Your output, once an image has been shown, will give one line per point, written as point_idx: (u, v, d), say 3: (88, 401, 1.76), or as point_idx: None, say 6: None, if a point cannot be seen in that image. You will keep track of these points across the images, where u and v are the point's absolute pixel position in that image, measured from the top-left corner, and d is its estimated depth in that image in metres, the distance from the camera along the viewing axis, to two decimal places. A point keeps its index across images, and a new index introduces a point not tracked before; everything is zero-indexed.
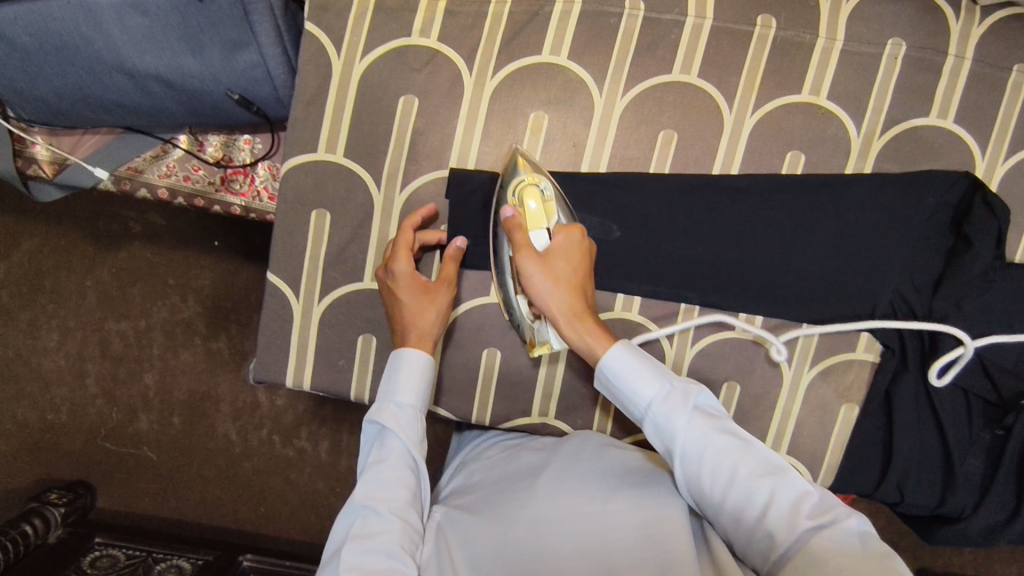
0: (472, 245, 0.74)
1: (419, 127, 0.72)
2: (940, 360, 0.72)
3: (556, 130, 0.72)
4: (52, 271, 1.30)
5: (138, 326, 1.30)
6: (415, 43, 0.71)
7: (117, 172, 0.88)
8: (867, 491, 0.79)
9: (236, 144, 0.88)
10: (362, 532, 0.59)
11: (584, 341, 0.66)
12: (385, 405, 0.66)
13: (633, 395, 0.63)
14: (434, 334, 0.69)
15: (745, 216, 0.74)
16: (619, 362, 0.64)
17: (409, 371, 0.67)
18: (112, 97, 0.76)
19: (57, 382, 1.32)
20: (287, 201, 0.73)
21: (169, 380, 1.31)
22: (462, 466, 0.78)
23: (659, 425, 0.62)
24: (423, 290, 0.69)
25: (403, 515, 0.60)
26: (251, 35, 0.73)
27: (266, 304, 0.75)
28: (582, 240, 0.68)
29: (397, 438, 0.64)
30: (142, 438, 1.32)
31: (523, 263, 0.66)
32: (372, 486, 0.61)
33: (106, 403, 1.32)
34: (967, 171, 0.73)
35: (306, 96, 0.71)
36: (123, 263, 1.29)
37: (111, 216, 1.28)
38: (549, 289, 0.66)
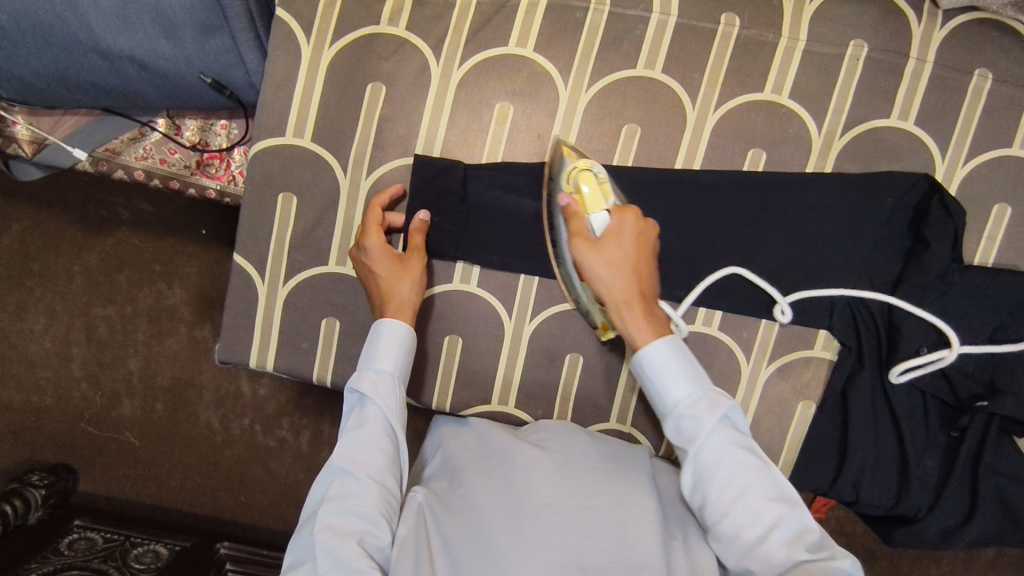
0: (437, 232, 0.75)
1: (386, 114, 0.73)
2: (905, 362, 0.73)
3: (521, 121, 0.73)
4: (37, 254, 1.31)
5: (121, 310, 1.31)
6: (383, 31, 0.72)
7: (95, 153, 0.90)
8: (824, 488, 0.80)
9: (212, 129, 0.89)
10: (338, 494, 0.64)
11: (629, 331, 0.66)
12: (364, 373, 0.69)
13: (665, 392, 0.64)
14: (412, 304, 0.71)
15: (706, 212, 0.75)
16: (661, 355, 0.64)
17: (389, 341, 0.70)
18: (87, 78, 0.78)
19: (40, 364, 1.33)
20: (254, 183, 0.74)
21: (149, 365, 1.32)
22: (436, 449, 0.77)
23: (682, 426, 0.63)
24: (395, 261, 0.71)
25: (379, 478, 0.65)
26: (224, 21, 0.74)
27: (232, 285, 0.76)
28: (636, 223, 0.67)
29: (375, 405, 0.68)
30: (121, 422, 1.33)
31: (574, 249, 0.67)
32: (350, 450, 0.65)
33: (86, 386, 1.33)
34: (927, 173, 0.74)
35: (276, 81, 0.72)
36: (107, 247, 1.30)
37: (96, 200, 1.29)
38: (605, 273, 0.66)
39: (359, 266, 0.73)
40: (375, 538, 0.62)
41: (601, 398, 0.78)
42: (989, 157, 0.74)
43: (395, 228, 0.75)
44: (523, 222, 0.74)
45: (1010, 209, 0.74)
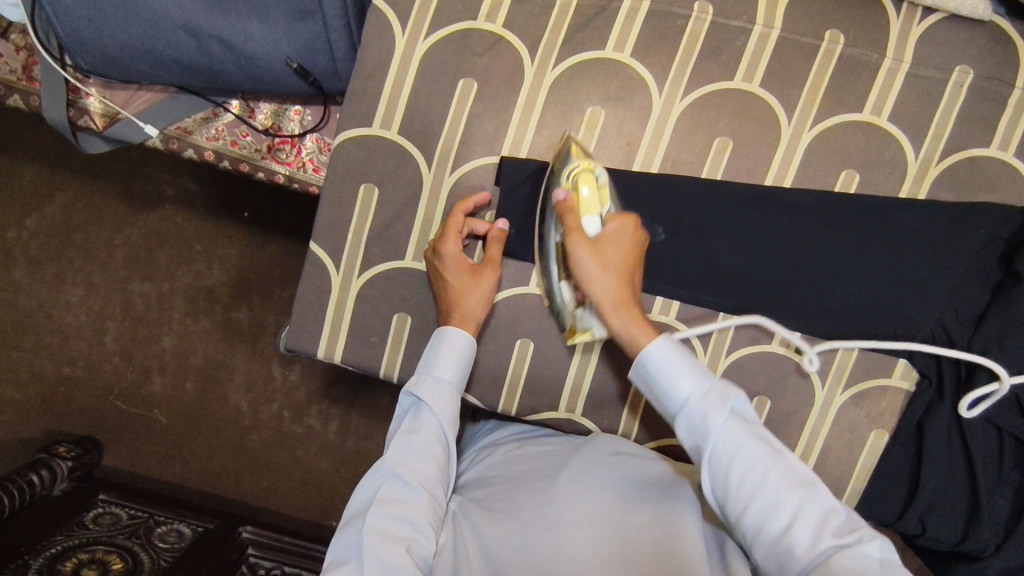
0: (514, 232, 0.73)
1: (475, 111, 0.72)
2: (970, 394, 0.71)
3: (612, 127, 0.72)
4: (82, 226, 1.31)
5: (161, 288, 1.31)
6: (480, 27, 0.70)
7: (166, 131, 0.89)
8: (890, 521, 0.78)
9: (286, 114, 0.88)
10: (386, 498, 0.63)
11: (625, 333, 0.65)
12: (423, 378, 0.69)
13: (670, 390, 0.62)
14: (478, 316, 0.71)
15: (794, 231, 0.73)
16: (660, 355, 0.63)
17: (450, 351, 0.69)
18: (170, 55, 0.77)
19: (75, 337, 1.33)
20: (336, 173, 0.73)
21: (186, 345, 1.31)
22: (485, 459, 0.76)
23: (693, 423, 0.61)
24: (469, 271, 0.70)
25: (429, 488, 0.64)
26: (317, 6, 0.74)
27: (305, 274, 0.75)
28: (635, 229, 0.68)
29: (432, 413, 0.67)
30: (153, 400, 1.33)
31: (573, 247, 0.66)
32: (403, 455, 0.65)
33: (121, 361, 1.33)
34: (1023, 206, 0.72)
35: (366, 70, 0.71)
36: (154, 224, 1.30)
37: (147, 176, 1.29)
38: (599, 275, 0.65)
39: (431, 272, 0.72)
40: (420, 547, 0.61)
41: None
42: None
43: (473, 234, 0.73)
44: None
45: None
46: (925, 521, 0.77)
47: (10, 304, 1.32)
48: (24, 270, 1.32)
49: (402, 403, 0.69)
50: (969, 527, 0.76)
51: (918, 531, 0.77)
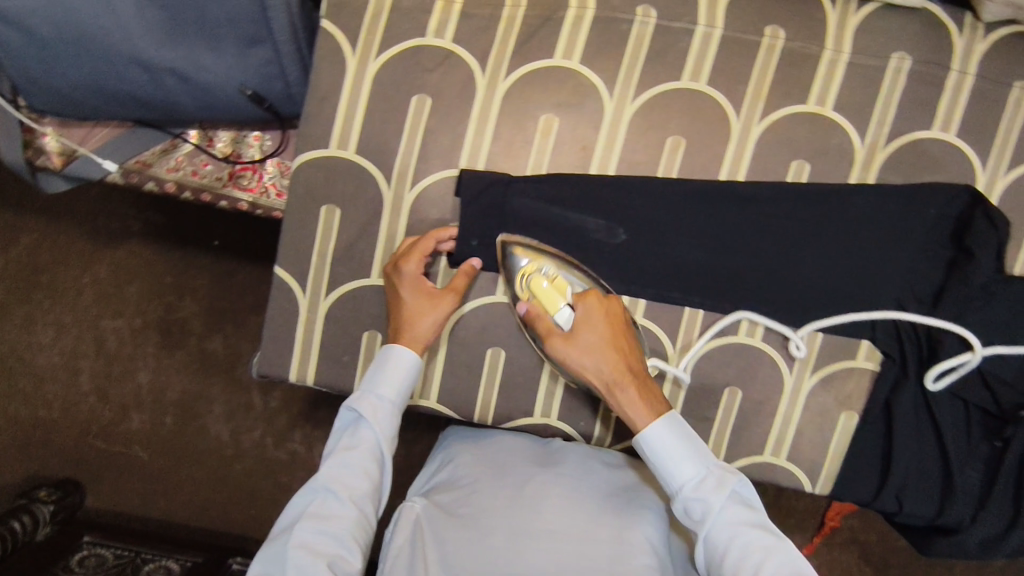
0: (478, 245, 0.74)
1: (430, 126, 0.72)
2: (941, 365, 0.73)
3: (566, 133, 0.73)
4: (49, 267, 1.29)
5: (133, 323, 1.30)
6: (429, 43, 0.71)
7: (126, 165, 0.89)
8: (867, 499, 0.79)
9: (245, 140, 0.88)
10: (318, 513, 0.67)
11: (626, 413, 0.68)
12: (365, 395, 0.71)
13: (670, 474, 0.66)
14: (428, 339, 0.71)
15: (750, 223, 0.75)
16: (654, 437, 0.66)
17: (392, 370, 0.70)
18: (124, 89, 0.76)
19: (49, 379, 1.31)
20: (297, 195, 0.74)
21: (162, 379, 1.30)
22: (449, 460, 0.78)
23: (692, 507, 0.65)
24: (427, 292, 0.71)
25: (360, 504, 0.68)
26: (268, 32, 0.73)
27: (272, 298, 0.75)
28: (600, 304, 0.70)
29: (370, 429, 0.70)
30: (132, 437, 1.31)
31: (552, 351, 0.70)
32: (338, 472, 0.68)
33: (97, 401, 1.31)
34: (968, 184, 0.74)
35: (320, 92, 0.72)
36: (122, 260, 1.29)
37: (113, 211, 1.28)
38: (588, 365, 0.68)
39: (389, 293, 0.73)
40: (346, 562, 0.65)
41: None
42: None
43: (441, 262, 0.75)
44: (569, 234, 0.74)
45: None
46: (901, 498, 0.78)
47: None
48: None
49: (343, 417, 0.72)
50: (944, 501, 0.78)
51: (896, 509, 0.78)
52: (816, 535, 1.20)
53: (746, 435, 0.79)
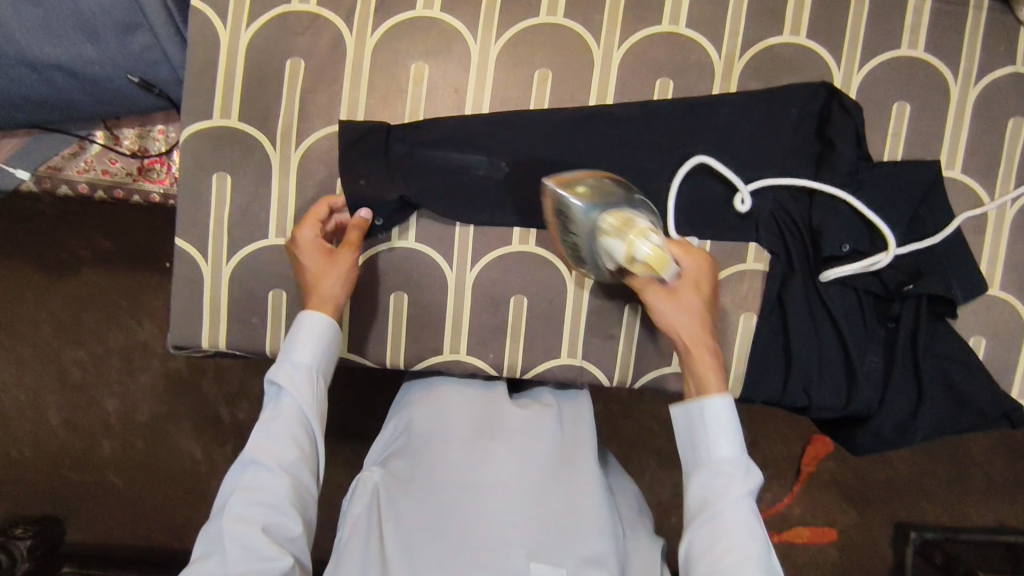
0: (365, 184, 0.76)
1: (308, 88, 0.76)
2: (848, 267, 0.76)
3: (437, 79, 0.77)
4: (5, 305, 1.30)
5: (95, 352, 1.31)
6: (296, 9, 0.75)
7: (38, 172, 0.92)
8: (777, 396, 0.82)
9: (150, 135, 0.91)
10: (250, 485, 0.66)
11: (703, 373, 0.71)
12: (281, 364, 0.71)
13: (709, 442, 0.69)
14: (334, 298, 0.73)
15: (625, 143, 0.78)
16: (714, 411, 0.69)
17: (317, 337, 0.72)
18: (16, 92, 0.80)
19: (15, 417, 1.31)
20: (188, 167, 0.77)
21: (129, 404, 1.31)
22: (398, 416, 0.81)
23: (712, 481, 0.68)
24: (325, 253, 0.73)
25: (291, 471, 0.67)
26: (143, 17, 0.77)
27: (177, 269, 0.78)
28: (703, 270, 0.73)
29: (291, 396, 0.70)
30: (105, 465, 1.31)
31: (657, 303, 0.71)
32: (263, 443, 0.67)
33: (66, 432, 1.31)
34: (825, 81, 0.78)
35: (197, 67, 0.75)
36: (74, 290, 1.30)
37: (60, 246, 1.28)
38: (689, 322, 0.71)
39: (303, 245, 0.74)
40: (285, 530, 0.65)
41: (550, 336, 0.81)
42: (879, 60, 0.78)
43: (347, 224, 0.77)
44: (453, 172, 0.78)
45: (909, 105, 0.79)
46: (809, 391, 0.80)
47: None
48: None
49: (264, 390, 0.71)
50: (850, 388, 0.80)
51: (806, 402, 0.81)
52: (795, 484, 1.27)
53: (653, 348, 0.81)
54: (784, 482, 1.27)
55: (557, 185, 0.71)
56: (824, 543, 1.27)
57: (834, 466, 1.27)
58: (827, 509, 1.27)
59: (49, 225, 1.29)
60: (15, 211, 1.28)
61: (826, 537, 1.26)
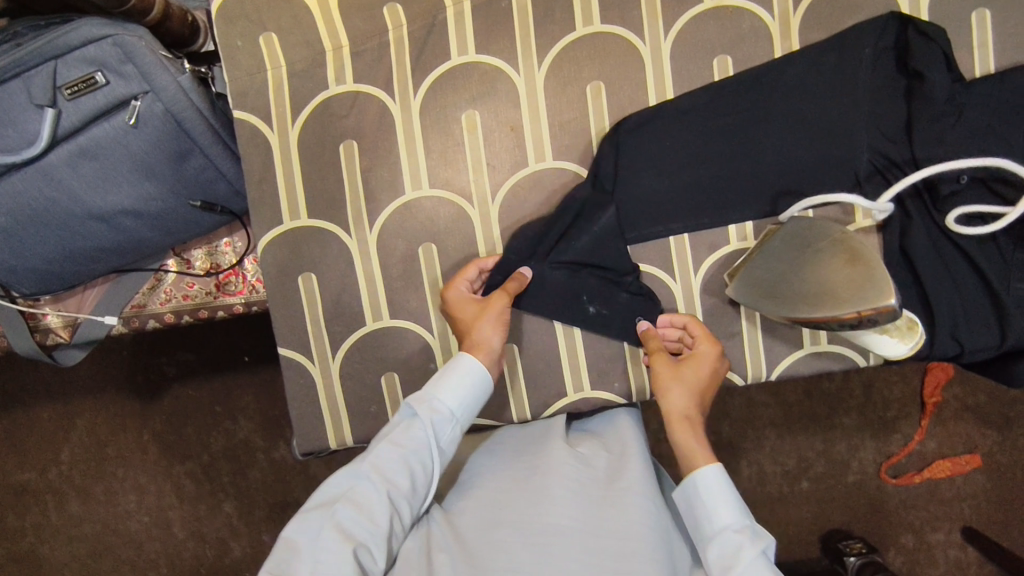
0: (596, 308, 0.76)
1: (366, 167, 0.75)
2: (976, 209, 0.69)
3: (490, 121, 0.75)
4: (111, 437, 1.26)
5: (203, 461, 1.26)
6: (335, 93, 0.74)
7: (124, 313, 0.92)
8: (926, 352, 0.76)
9: (218, 250, 0.91)
10: (355, 500, 0.62)
11: (683, 446, 0.67)
12: (428, 398, 0.67)
13: (709, 514, 0.64)
14: (489, 348, 0.70)
15: (698, 136, 0.74)
16: (706, 481, 0.64)
17: (465, 380, 0.68)
18: (92, 245, 0.82)
19: (147, 539, 1.27)
20: (270, 277, 0.76)
21: (246, 500, 1.25)
22: (469, 464, 0.76)
23: (726, 552, 0.61)
24: (478, 303, 0.71)
25: (396, 501, 0.63)
26: (192, 143, 0.77)
27: (286, 378, 0.78)
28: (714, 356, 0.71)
29: (422, 429, 0.66)
30: (242, 566, 1.26)
31: (657, 366, 0.70)
32: (382, 464, 0.64)
33: (197, 544, 1.26)
34: (891, 13, 0.72)
35: (255, 175, 0.75)
36: (171, 408, 1.25)
37: (148, 367, 1.25)
38: (676, 394, 0.68)
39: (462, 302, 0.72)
40: (369, 557, 0.60)
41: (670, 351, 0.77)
42: None
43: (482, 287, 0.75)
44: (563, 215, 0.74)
45: (988, 11, 0.73)
46: (958, 337, 0.75)
47: (72, 540, 1.28)
48: (77, 501, 1.27)
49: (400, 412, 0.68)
50: (1001, 322, 0.74)
51: (957, 350, 0.75)
52: (924, 419, 1.14)
53: (780, 336, 0.77)
54: (910, 419, 1.15)
55: (901, 310, 0.59)
56: (969, 471, 1.14)
57: (959, 389, 1.15)
58: (963, 434, 1.14)
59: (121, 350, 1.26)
60: (99, 347, 1.26)
61: (972, 464, 1.13)
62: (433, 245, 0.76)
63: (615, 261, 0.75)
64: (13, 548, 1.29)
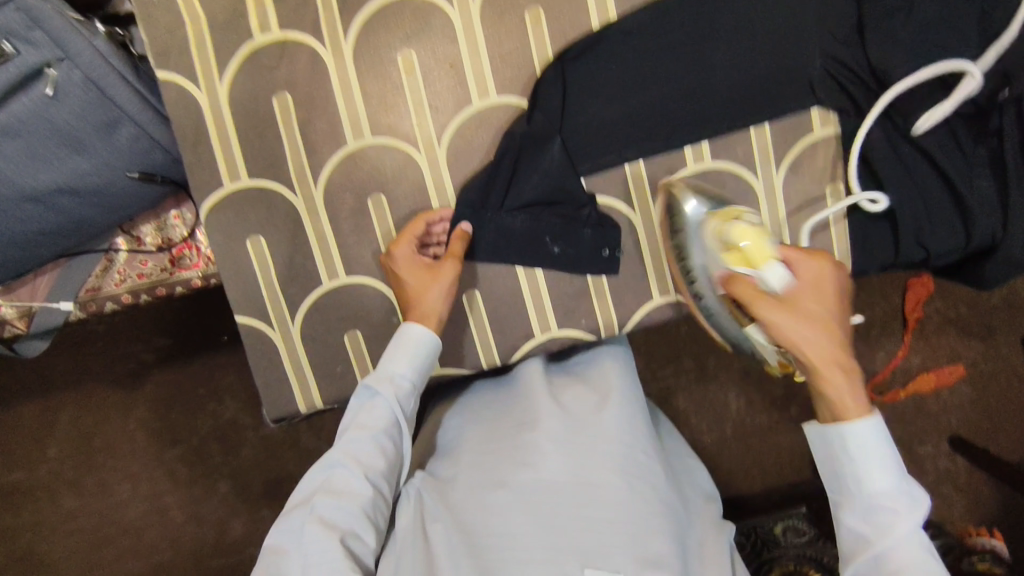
0: (561, 249, 0.74)
1: (303, 119, 0.72)
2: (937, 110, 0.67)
3: (428, 59, 0.71)
4: (95, 428, 1.24)
5: (193, 443, 1.24)
6: (261, 42, 0.70)
7: (79, 298, 0.89)
8: (892, 259, 0.76)
9: (168, 224, 0.88)
10: (334, 489, 0.62)
11: (835, 394, 0.59)
12: (384, 375, 0.66)
13: (860, 476, 0.60)
14: (433, 314, 0.68)
15: (644, 57, 0.72)
16: (859, 437, 0.59)
17: (416, 352, 0.67)
18: (32, 230, 0.78)
19: (146, 526, 1.25)
20: (218, 243, 0.74)
21: (241, 477, 1.24)
22: (454, 418, 0.75)
23: (874, 517, 0.59)
24: (425, 266, 0.70)
25: (376, 483, 0.63)
26: (118, 110, 0.73)
27: (249, 347, 0.76)
28: (826, 268, 0.62)
29: (387, 406, 0.65)
30: (244, 542, 1.25)
31: (765, 313, 0.60)
32: (352, 448, 0.63)
33: (197, 524, 1.25)
34: None
35: (190, 138, 0.72)
36: (153, 393, 1.24)
37: (122, 354, 1.24)
38: (805, 331, 0.59)
39: (406, 267, 0.70)
40: (360, 542, 0.61)
41: (635, 281, 0.76)
42: None
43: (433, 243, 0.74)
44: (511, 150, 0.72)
45: None
46: (922, 241, 0.74)
47: (72, 533, 1.25)
48: (70, 495, 1.25)
49: (359, 394, 0.67)
50: (964, 221, 0.72)
51: (923, 255, 0.75)
52: (907, 336, 1.15)
53: None
54: (893, 336, 1.15)
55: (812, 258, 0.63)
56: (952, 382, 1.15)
57: (939, 303, 1.16)
58: (946, 347, 1.15)
59: (93, 341, 1.24)
60: (67, 339, 1.24)
61: (955, 374, 1.15)
62: (382, 195, 0.73)
63: (568, 193, 0.73)
64: (10, 550, 1.25)
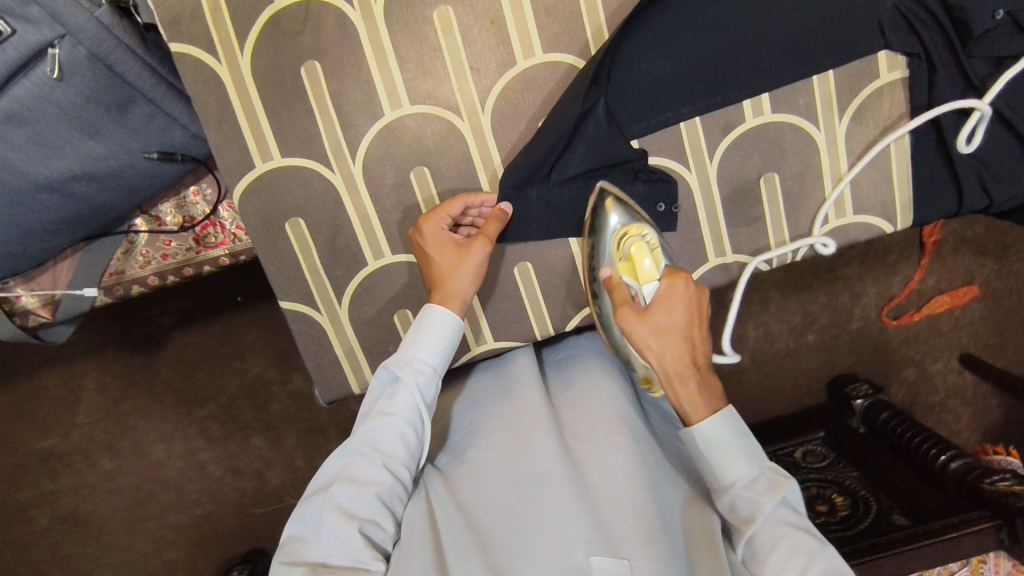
0: None
1: (335, 89, 0.66)
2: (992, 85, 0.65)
3: (467, 16, 0.65)
4: (122, 392, 1.20)
5: (221, 402, 1.21)
6: (282, 6, 0.64)
7: (104, 282, 0.85)
8: (955, 208, 0.73)
9: (187, 201, 0.83)
10: (351, 478, 0.59)
11: (682, 404, 0.61)
12: (406, 359, 0.64)
13: (718, 469, 0.60)
14: (465, 297, 0.66)
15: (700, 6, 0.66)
16: (711, 430, 0.60)
17: (439, 335, 0.64)
18: (52, 220, 0.74)
19: (185, 481, 1.22)
20: (256, 229, 0.70)
21: (275, 431, 1.22)
22: (463, 402, 0.73)
23: (739, 505, 0.60)
24: (457, 245, 0.66)
25: (394, 471, 0.61)
26: (130, 87, 0.68)
27: (296, 332, 0.74)
28: (686, 286, 0.62)
29: (407, 393, 0.62)
30: (282, 491, 1.22)
31: (622, 318, 0.62)
32: (371, 436, 0.61)
33: (235, 477, 1.22)
34: None
35: (215, 117, 0.66)
36: (178, 353, 1.20)
37: (140, 320, 1.19)
38: (659, 347, 0.60)
39: (433, 244, 0.66)
40: (379, 530, 0.59)
41: (692, 245, 0.73)
42: None
43: (465, 221, 0.70)
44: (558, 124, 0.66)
45: None
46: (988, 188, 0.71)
47: (112, 494, 1.22)
48: (107, 457, 1.21)
49: (378, 379, 0.64)
50: None
51: (986, 202, 0.72)
52: (924, 258, 1.11)
53: (804, 210, 0.73)
54: (911, 259, 1.12)
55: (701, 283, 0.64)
56: (982, 308, 1.15)
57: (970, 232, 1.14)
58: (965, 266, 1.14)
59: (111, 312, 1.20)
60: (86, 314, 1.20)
61: (968, 295, 1.13)
62: (424, 167, 0.69)
63: (620, 156, 0.69)
64: (49, 514, 1.22)
